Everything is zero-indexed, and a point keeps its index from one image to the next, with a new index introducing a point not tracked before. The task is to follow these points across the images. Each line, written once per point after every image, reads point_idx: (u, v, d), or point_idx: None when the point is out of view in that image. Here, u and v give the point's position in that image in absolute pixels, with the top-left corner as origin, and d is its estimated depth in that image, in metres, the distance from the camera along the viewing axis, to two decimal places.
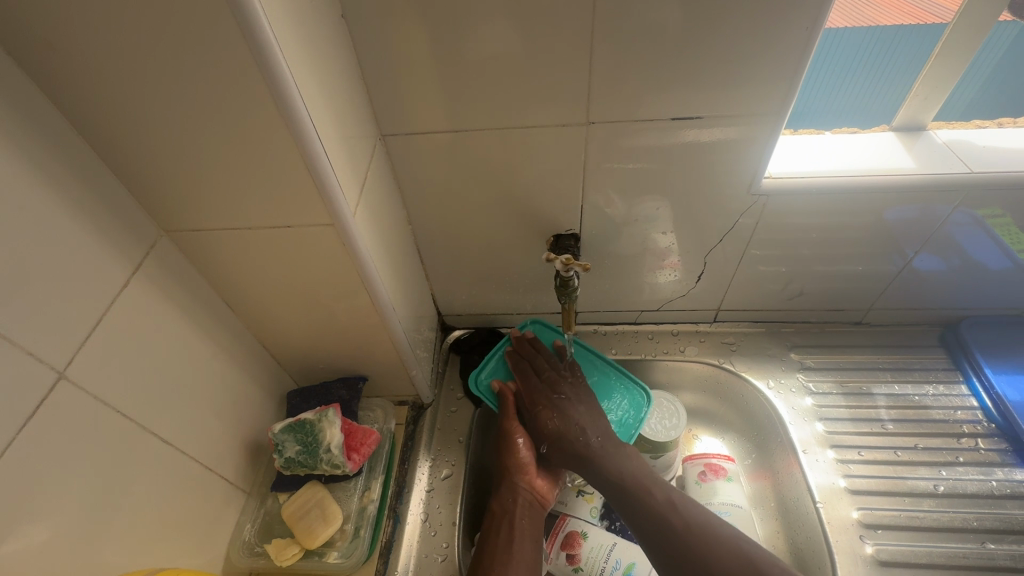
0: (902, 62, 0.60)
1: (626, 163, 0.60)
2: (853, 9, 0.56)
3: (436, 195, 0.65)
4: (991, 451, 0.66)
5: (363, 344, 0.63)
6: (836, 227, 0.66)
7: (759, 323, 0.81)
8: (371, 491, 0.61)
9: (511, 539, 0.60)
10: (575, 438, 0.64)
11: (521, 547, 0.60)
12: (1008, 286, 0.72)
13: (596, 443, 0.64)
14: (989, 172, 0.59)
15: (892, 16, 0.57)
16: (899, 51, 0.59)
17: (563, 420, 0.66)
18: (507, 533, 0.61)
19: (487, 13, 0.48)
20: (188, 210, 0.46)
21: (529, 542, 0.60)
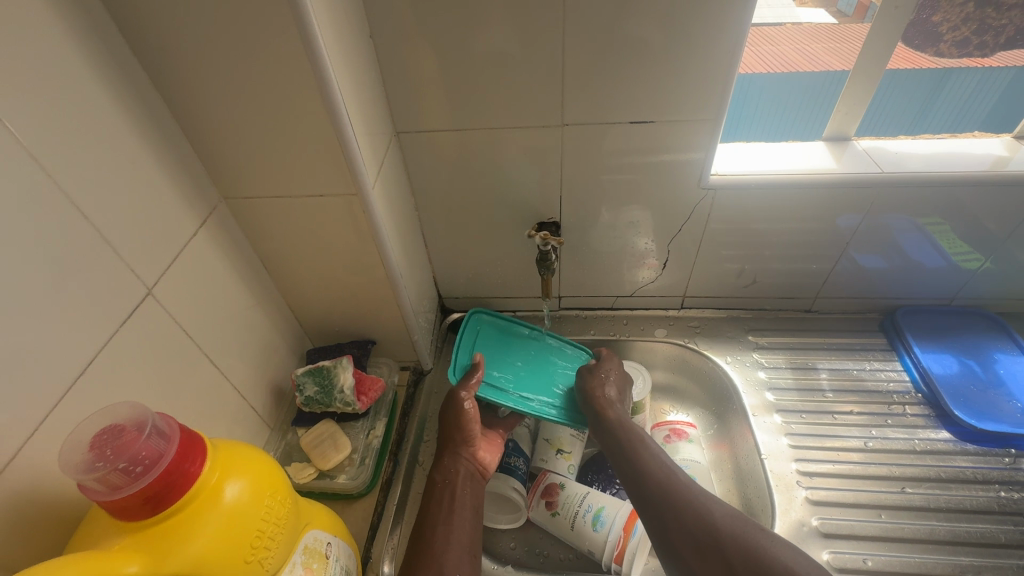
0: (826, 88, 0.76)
1: (597, 160, 0.73)
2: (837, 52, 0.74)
3: (439, 186, 0.78)
4: (917, 416, 0.76)
5: (373, 308, 0.75)
6: (777, 220, 0.78)
7: (721, 310, 0.92)
8: (375, 430, 0.71)
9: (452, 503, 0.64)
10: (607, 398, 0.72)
11: (462, 515, 0.63)
12: (935, 277, 0.83)
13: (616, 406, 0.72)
14: (897, 172, 0.71)
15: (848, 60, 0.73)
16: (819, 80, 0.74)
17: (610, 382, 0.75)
18: (449, 499, 0.65)
19: (484, 34, 0.61)
20: (245, 179, 0.59)
21: (467, 510, 0.64)
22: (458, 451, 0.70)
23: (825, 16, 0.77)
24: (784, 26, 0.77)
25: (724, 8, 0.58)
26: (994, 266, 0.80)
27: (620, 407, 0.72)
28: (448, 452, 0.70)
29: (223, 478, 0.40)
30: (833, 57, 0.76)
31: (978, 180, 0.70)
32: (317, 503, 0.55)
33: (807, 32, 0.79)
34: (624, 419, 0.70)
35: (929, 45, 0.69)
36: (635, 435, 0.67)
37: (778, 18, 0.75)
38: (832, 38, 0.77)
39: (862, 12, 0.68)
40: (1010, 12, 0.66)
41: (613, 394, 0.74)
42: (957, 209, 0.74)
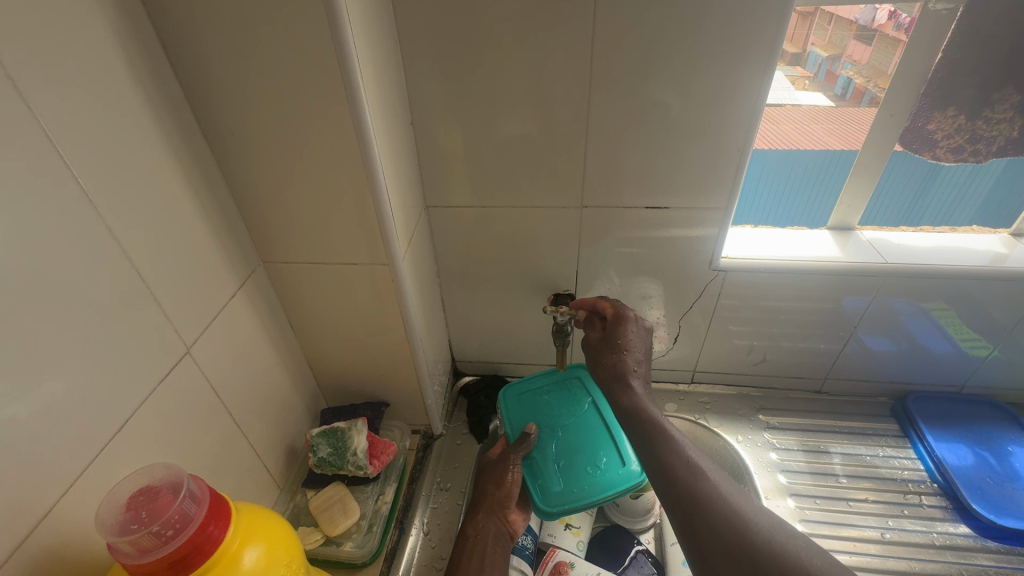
0: (831, 178, 0.78)
1: (613, 239, 0.77)
2: (845, 135, 0.74)
3: (461, 256, 0.81)
4: (934, 507, 0.75)
5: (390, 370, 0.76)
6: (787, 303, 0.80)
7: (731, 387, 0.92)
8: (384, 496, 0.70)
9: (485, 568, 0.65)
10: (623, 378, 0.63)
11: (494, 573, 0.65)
12: (944, 365, 0.85)
13: (637, 369, 0.63)
14: (900, 264, 0.74)
15: (844, 140, 0.74)
16: (824, 170, 0.77)
17: (626, 350, 0.65)
18: (481, 558, 0.66)
19: (513, 125, 0.67)
20: (286, 246, 0.63)
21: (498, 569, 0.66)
22: (494, 513, 0.71)
23: (822, 101, 0.74)
24: (782, 107, 0.73)
25: (734, 112, 0.64)
26: (1001, 355, 0.82)
27: (641, 380, 0.62)
28: (484, 508, 0.71)
29: (242, 545, 0.40)
30: (830, 136, 0.75)
31: (981, 273, 0.73)
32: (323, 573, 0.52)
33: (805, 112, 0.74)
34: (640, 397, 0.60)
35: (926, 148, 0.71)
36: (647, 415, 0.57)
37: (778, 100, 0.72)
38: (832, 121, 0.75)
39: (859, 96, 0.72)
40: (1001, 125, 0.68)
41: (637, 365, 0.63)
42: (962, 300, 0.76)
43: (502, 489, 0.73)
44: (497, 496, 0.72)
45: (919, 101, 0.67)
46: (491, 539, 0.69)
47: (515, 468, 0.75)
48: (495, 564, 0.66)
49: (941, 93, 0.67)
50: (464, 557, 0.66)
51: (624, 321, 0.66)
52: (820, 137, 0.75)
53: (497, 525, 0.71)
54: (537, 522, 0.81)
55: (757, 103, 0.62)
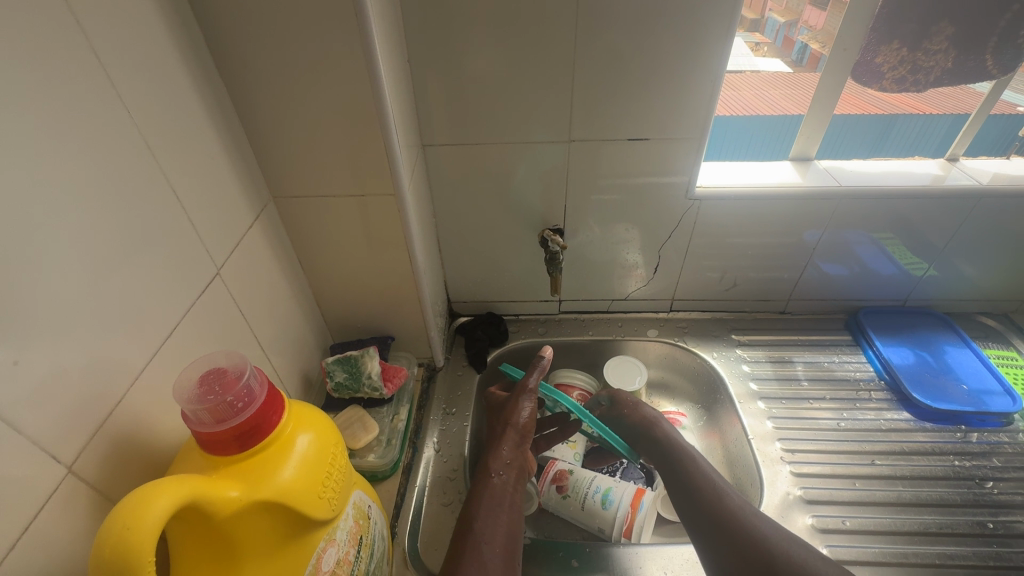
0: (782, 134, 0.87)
1: (598, 172, 0.81)
2: (798, 99, 0.83)
3: (456, 196, 0.85)
4: (880, 400, 0.86)
5: (395, 304, 0.81)
6: (755, 229, 0.88)
7: (706, 312, 1.01)
8: (399, 415, 0.75)
9: (496, 508, 0.60)
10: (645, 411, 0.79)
11: (502, 514, 0.60)
12: (889, 283, 0.95)
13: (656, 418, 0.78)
14: (852, 186, 0.83)
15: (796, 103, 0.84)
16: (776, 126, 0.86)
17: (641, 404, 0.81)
18: (496, 497, 0.62)
19: (504, 60, 0.70)
20: (296, 181, 0.66)
21: (508, 512, 0.61)
22: (510, 447, 0.68)
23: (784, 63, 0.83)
24: (743, 73, 0.82)
25: (710, 41, 0.67)
26: (937, 273, 0.93)
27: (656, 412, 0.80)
28: (499, 443, 0.68)
29: (295, 430, 0.45)
30: (787, 101, 0.84)
31: (922, 192, 0.82)
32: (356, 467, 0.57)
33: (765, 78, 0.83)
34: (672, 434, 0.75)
35: (874, 82, 0.79)
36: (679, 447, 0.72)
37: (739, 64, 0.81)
38: (789, 85, 0.83)
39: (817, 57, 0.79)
40: (937, 56, 0.76)
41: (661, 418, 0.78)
42: (906, 219, 0.86)
43: (516, 425, 0.70)
44: (512, 434, 0.69)
45: (869, 38, 0.75)
46: (512, 476, 0.65)
47: (527, 406, 0.72)
48: (506, 506, 0.62)
49: (888, 29, 0.74)
50: (488, 495, 0.62)
51: (642, 412, 0.79)
52: (778, 101, 0.84)
53: (518, 459, 0.67)
54: None
55: (731, 29, 0.66)
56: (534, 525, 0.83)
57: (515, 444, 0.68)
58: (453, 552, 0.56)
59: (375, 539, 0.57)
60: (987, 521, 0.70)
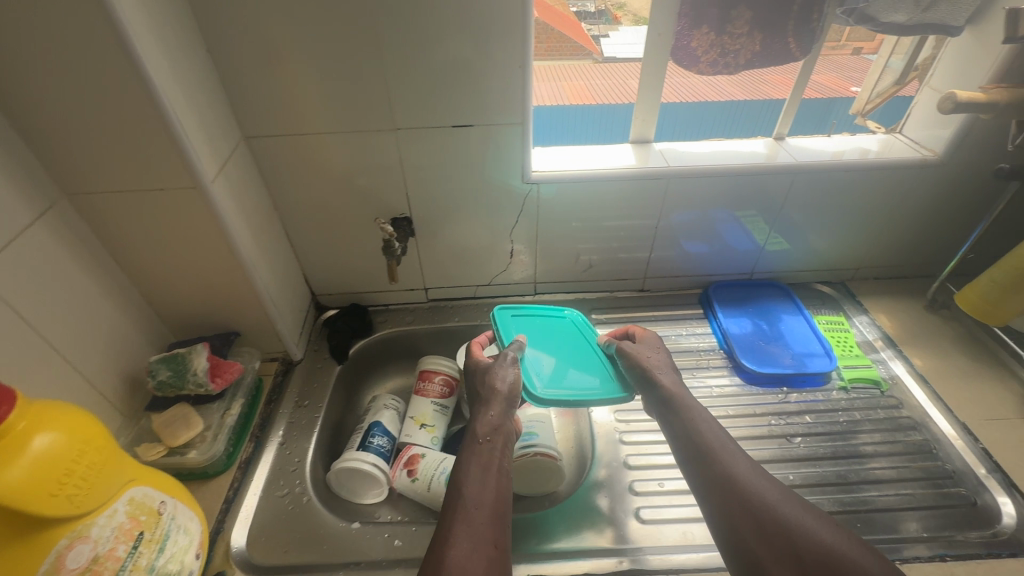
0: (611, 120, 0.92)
1: (432, 160, 0.82)
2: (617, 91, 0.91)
3: (295, 188, 0.84)
4: (717, 367, 0.91)
5: (232, 300, 0.80)
6: (597, 211, 0.91)
7: (568, 293, 1.05)
8: (230, 410, 0.75)
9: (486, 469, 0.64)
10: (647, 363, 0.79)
11: (469, 467, 0.64)
12: (733, 256, 1.01)
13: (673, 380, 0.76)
14: (680, 166, 0.87)
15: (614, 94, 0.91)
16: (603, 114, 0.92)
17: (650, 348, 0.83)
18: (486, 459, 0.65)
19: (310, 48, 0.69)
20: (87, 178, 0.64)
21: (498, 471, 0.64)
22: (483, 412, 0.72)
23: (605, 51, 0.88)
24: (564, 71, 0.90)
25: (510, 27, 0.69)
26: (789, 246, 0.99)
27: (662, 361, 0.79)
28: (478, 408, 0.72)
29: (30, 427, 0.44)
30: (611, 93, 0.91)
31: (744, 170, 0.87)
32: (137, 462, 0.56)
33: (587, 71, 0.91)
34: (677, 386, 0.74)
35: (692, 64, 0.83)
36: (686, 407, 0.71)
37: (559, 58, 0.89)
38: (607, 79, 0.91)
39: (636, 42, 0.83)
40: (741, 40, 0.80)
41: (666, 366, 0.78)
42: (735, 196, 0.90)
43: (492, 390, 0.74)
44: (484, 403, 0.73)
45: (676, 23, 0.79)
46: (501, 440, 0.69)
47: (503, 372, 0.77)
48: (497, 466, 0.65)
49: (695, 13, 0.78)
50: (476, 458, 0.65)
51: (643, 361, 0.79)
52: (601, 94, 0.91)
53: (505, 423, 0.71)
54: (394, 426, 0.91)
55: (526, 14, 0.68)
56: (390, 510, 0.84)
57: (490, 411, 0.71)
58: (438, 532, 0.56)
59: (167, 533, 0.57)
60: (793, 474, 0.75)
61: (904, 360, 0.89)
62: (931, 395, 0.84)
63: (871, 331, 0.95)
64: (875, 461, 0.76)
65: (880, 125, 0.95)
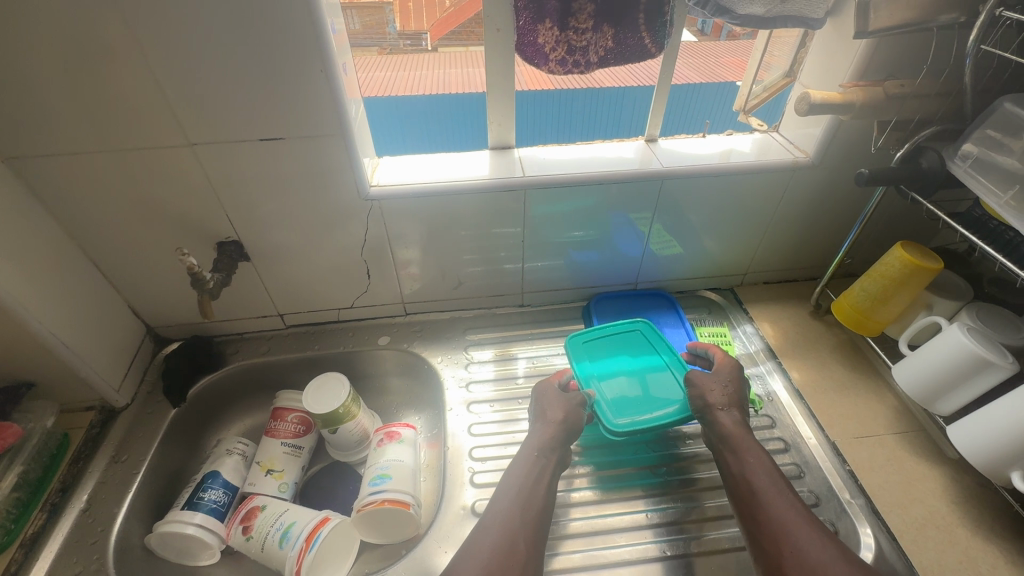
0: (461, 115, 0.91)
1: (247, 177, 0.72)
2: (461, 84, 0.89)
3: (90, 215, 0.73)
4: None
5: (12, 347, 0.69)
6: (454, 226, 0.83)
7: (442, 313, 0.97)
8: (4, 480, 0.66)
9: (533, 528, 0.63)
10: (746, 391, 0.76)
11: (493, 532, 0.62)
12: (613, 266, 0.94)
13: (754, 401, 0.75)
14: (536, 175, 0.79)
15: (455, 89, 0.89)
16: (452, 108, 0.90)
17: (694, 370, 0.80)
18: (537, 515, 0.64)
19: (52, 53, 0.57)
20: None
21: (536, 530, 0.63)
22: None
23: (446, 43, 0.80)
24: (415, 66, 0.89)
25: (296, 25, 0.59)
26: (681, 249, 0.93)
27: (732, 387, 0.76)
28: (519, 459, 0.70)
29: None
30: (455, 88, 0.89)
31: (607, 178, 0.80)
32: None
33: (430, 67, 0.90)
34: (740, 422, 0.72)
35: (541, 62, 0.73)
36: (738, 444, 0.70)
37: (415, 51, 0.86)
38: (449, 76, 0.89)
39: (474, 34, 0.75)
40: (589, 34, 0.71)
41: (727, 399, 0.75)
42: (603, 205, 0.83)
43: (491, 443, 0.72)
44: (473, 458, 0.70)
45: (517, 19, 0.71)
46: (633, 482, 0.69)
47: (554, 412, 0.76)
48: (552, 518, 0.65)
49: (535, 5, 0.69)
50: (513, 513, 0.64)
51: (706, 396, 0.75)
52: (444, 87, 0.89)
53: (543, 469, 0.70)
54: (236, 475, 0.81)
55: (311, 9, 0.59)
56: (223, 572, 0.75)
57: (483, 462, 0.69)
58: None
59: None
60: (649, 513, 0.72)
61: (782, 373, 0.85)
62: (806, 412, 0.79)
63: (753, 342, 0.90)
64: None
65: (763, 122, 0.89)
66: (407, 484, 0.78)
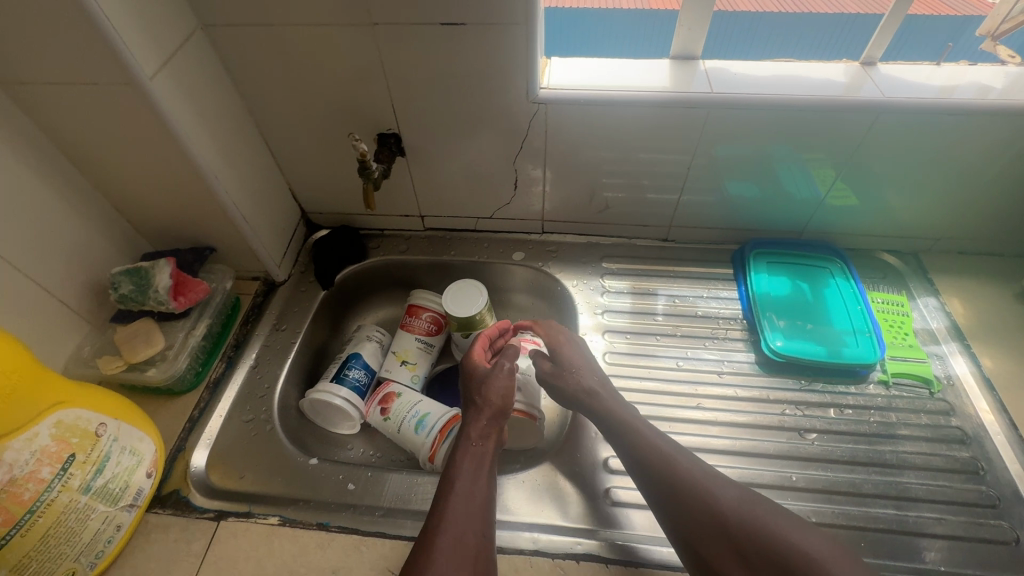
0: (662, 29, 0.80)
1: (420, 67, 0.69)
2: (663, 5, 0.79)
3: (267, 92, 0.74)
4: (735, 340, 0.79)
5: (200, 213, 0.74)
6: (618, 142, 0.76)
7: (580, 236, 0.92)
8: (195, 331, 0.73)
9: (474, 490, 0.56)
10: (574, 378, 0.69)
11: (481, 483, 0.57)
12: (781, 208, 0.83)
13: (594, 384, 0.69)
14: (727, 93, 0.69)
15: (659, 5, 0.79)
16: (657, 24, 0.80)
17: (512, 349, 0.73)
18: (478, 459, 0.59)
19: None
20: (12, 66, 0.56)
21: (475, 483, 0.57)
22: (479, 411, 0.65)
23: None
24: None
25: None
26: (855, 202, 0.80)
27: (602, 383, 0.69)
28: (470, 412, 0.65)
29: None
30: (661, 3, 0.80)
31: (812, 103, 0.68)
32: (66, 379, 0.54)
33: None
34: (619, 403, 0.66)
35: None
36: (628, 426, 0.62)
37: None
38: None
39: None
40: None
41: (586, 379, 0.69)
42: (795, 136, 0.72)
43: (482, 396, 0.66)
44: (475, 407, 0.65)
45: None
46: (490, 446, 0.62)
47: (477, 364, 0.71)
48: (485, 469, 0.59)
49: None
50: (471, 455, 0.60)
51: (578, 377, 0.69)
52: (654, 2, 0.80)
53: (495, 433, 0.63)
54: (375, 360, 0.87)
55: None
56: (362, 444, 0.83)
57: (491, 404, 0.65)
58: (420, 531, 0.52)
59: (108, 455, 0.56)
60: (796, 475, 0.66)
61: (970, 358, 0.74)
62: (995, 407, 0.69)
63: (936, 318, 0.79)
64: (925, 475, 0.65)
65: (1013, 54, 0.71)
66: (538, 399, 0.77)
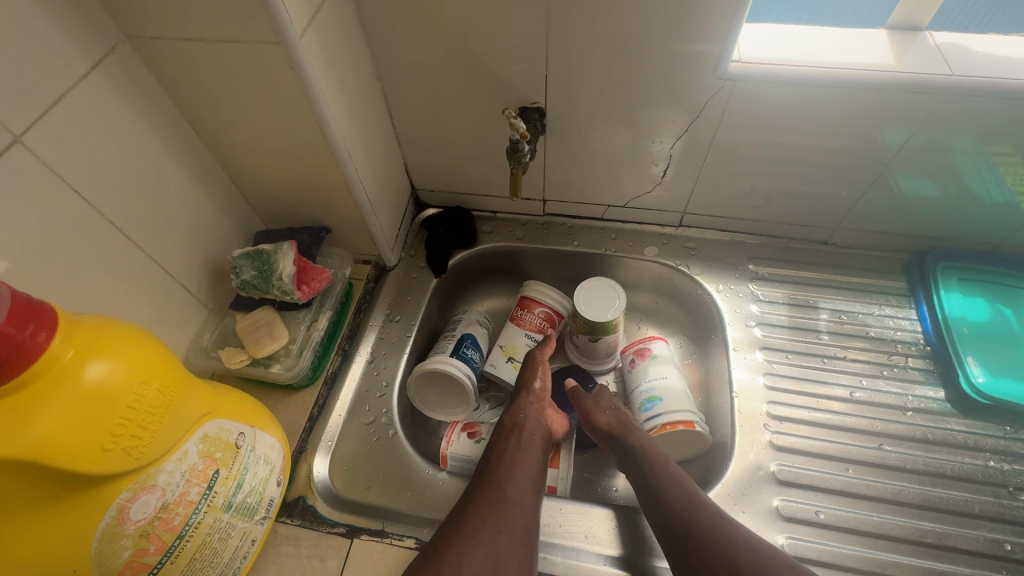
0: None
1: (591, 31, 0.58)
2: None
3: (402, 54, 0.64)
4: (917, 370, 0.69)
5: (322, 191, 0.66)
6: (806, 130, 0.64)
7: (724, 233, 0.81)
8: (317, 323, 0.67)
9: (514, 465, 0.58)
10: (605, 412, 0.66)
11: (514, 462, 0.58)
12: (989, 219, 0.69)
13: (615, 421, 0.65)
14: (972, 76, 0.55)
15: None
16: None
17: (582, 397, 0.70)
18: (517, 441, 0.61)
19: None
20: (145, 16, 0.48)
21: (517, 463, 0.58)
22: (534, 402, 0.67)
23: None
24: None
25: None
26: None
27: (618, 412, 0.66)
28: (520, 398, 0.67)
29: (81, 359, 0.36)
30: None
31: None
32: (210, 387, 0.48)
33: None
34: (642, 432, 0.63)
35: None
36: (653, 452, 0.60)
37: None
38: None
39: None
40: None
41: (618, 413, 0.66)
42: None
43: (531, 384, 0.69)
44: (531, 393, 0.68)
45: None
46: (538, 438, 0.63)
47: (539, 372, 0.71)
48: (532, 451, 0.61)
49: None
50: (514, 440, 0.61)
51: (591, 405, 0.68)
52: None
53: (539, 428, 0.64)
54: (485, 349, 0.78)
55: None
56: None
57: (536, 402, 0.67)
58: (432, 551, 0.48)
59: (246, 466, 0.50)
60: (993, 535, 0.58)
61: None
62: None
63: None
64: None
65: None
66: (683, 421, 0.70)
